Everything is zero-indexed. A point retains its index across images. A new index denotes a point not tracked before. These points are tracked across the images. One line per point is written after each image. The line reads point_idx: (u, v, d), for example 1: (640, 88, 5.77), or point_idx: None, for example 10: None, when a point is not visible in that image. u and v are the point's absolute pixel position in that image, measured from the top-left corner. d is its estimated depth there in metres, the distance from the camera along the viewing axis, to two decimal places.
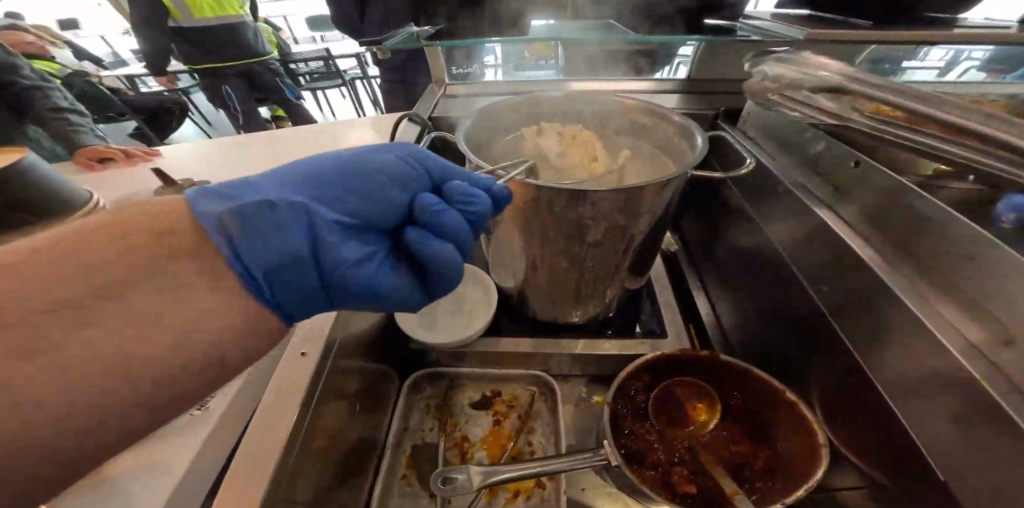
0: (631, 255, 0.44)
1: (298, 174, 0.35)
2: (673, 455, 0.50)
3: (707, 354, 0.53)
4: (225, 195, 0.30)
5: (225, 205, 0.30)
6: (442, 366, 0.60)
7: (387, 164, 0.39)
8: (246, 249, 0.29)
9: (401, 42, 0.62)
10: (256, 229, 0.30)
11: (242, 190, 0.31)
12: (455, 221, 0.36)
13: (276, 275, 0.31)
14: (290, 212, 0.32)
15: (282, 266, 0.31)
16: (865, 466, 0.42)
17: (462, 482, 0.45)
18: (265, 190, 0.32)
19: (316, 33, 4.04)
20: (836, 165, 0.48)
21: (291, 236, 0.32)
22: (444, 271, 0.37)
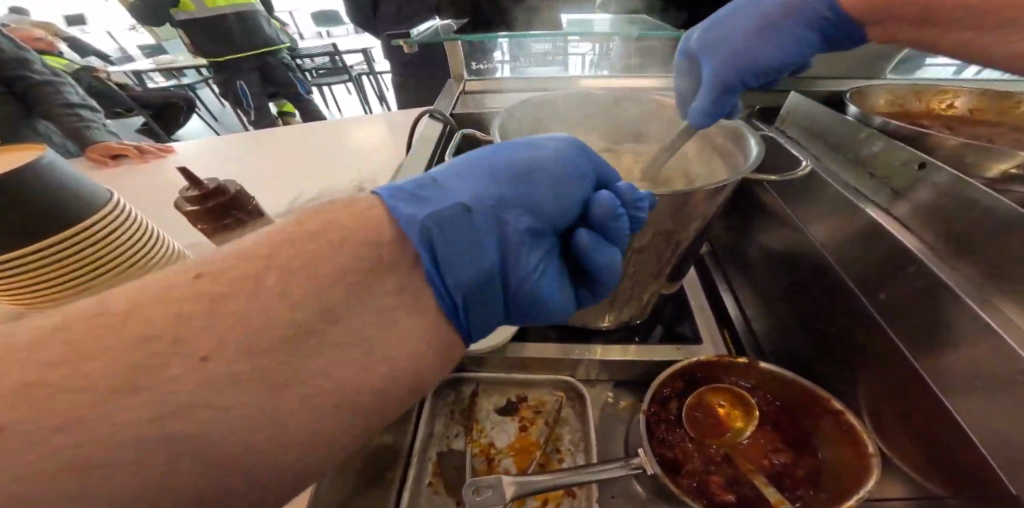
0: (673, 260, 0.42)
1: (493, 171, 0.35)
2: (711, 463, 0.48)
3: (743, 362, 0.51)
4: (422, 198, 0.30)
5: (420, 209, 0.29)
6: (466, 371, 0.59)
7: (559, 158, 0.37)
8: (449, 267, 0.29)
9: (424, 36, 0.60)
10: (450, 237, 0.29)
11: (432, 191, 0.31)
12: (627, 226, 0.33)
13: (478, 292, 0.30)
14: (481, 218, 0.31)
15: (474, 287, 0.30)
16: (926, 482, 0.40)
17: (496, 492, 0.43)
18: (458, 193, 0.32)
19: (322, 29, 4.01)
20: (892, 165, 0.46)
21: (485, 247, 0.31)
22: (610, 279, 0.34)
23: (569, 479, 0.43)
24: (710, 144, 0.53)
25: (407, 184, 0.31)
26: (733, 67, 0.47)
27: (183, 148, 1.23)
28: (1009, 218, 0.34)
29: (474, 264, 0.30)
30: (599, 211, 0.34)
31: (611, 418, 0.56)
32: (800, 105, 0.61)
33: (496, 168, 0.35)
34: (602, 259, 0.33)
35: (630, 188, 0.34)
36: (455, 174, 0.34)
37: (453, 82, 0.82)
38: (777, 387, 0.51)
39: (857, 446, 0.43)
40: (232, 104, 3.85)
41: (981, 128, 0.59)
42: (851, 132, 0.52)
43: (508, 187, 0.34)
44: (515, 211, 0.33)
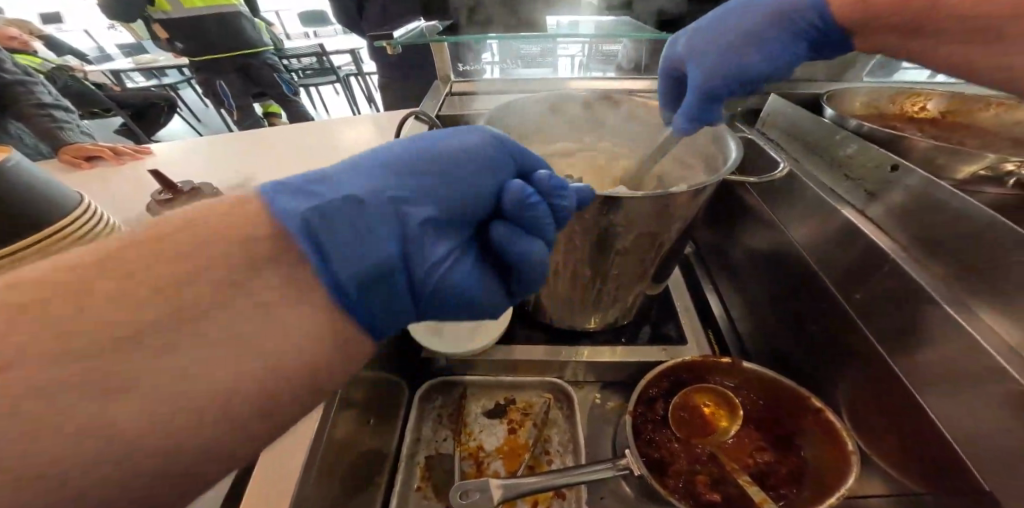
0: (656, 261, 0.42)
1: (403, 163, 0.32)
2: (697, 462, 0.49)
3: (726, 362, 0.52)
4: (309, 192, 0.26)
5: (302, 201, 0.25)
6: (454, 373, 0.58)
7: (476, 148, 0.35)
8: (335, 257, 0.25)
9: (409, 37, 0.59)
10: (332, 229, 0.25)
11: (323, 184, 0.27)
12: (546, 212, 0.33)
13: (367, 292, 0.26)
14: (374, 213, 0.28)
15: (370, 280, 0.26)
16: (904, 478, 0.41)
17: (483, 497, 0.43)
18: (351, 186, 0.28)
19: (309, 28, 3.96)
20: (865, 166, 0.47)
21: (383, 240, 0.28)
22: (535, 270, 0.33)
23: (556, 481, 0.43)
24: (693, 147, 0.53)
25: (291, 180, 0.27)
26: (723, 72, 0.46)
27: (163, 149, 1.20)
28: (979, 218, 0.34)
29: (369, 259, 0.26)
30: (513, 200, 0.33)
31: (599, 419, 0.56)
32: (780, 107, 0.62)
33: (398, 161, 0.32)
34: (521, 247, 0.32)
35: (554, 176, 0.34)
36: (352, 163, 0.31)
37: (439, 84, 0.81)
38: (760, 386, 0.52)
39: (837, 444, 0.44)
40: (216, 104, 3.77)
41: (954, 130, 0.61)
42: (827, 134, 0.53)
43: (412, 182, 0.31)
44: (418, 206, 0.31)
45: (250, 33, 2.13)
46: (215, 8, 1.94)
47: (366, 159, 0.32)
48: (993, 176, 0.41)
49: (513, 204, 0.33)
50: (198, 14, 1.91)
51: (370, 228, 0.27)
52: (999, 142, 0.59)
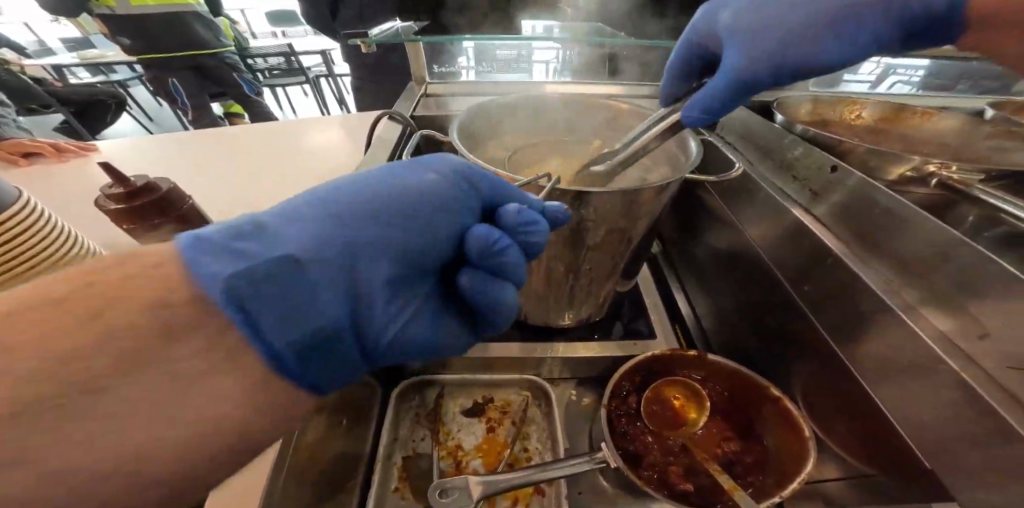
0: (625, 257, 0.44)
1: (352, 212, 0.31)
2: (670, 452, 0.51)
3: (694, 354, 0.54)
4: (236, 251, 0.24)
5: (231, 263, 0.24)
6: (430, 374, 0.58)
7: (430, 192, 0.34)
8: (271, 325, 0.24)
9: (386, 36, 0.59)
10: (272, 292, 0.24)
11: (262, 242, 0.26)
12: (515, 257, 0.33)
13: (312, 357, 0.26)
14: (320, 269, 0.27)
15: (317, 342, 0.26)
16: (852, 456, 0.44)
17: (461, 497, 0.42)
18: (290, 242, 0.27)
19: (277, 28, 3.84)
20: (811, 169, 0.51)
21: (327, 300, 0.27)
22: (502, 313, 0.34)
23: (535, 476, 0.43)
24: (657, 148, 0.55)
25: (227, 230, 0.26)
26: (758, 51, 0.41)
27: (112, 146, 1.13)
28: (915, 217, 0.38)
29: (318, 321, 0.26)
30: (475, 245, 0.32)
31: (576, 416, 0.57)
32: (738, 112, 0.66)
33: (346, 211, 0.31)
34: (488, 290, 0.33)
35: (523, 213, 0.34)
36: (297, 214, 0.30)
37: (415, 85, 0.81)
38: (726, 377, 0.54)
39: (795, 429, 0.46)
40: (172, 103, 3.56)
41: (891, 138, 0.67)
42: (777, 138, 0.57)
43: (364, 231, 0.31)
44: (372, 259, 0.30)
45: (203, 35, 2.02)
46: (170, 7, 1.87)
47: (313, 208, 0.31)
48: (919, 176, 0.46)
49: (476, 249, 0.32)
50: (150, 12, 1.84)
51: (311, 295, 0.26)
52: (930, 149, 0.65)
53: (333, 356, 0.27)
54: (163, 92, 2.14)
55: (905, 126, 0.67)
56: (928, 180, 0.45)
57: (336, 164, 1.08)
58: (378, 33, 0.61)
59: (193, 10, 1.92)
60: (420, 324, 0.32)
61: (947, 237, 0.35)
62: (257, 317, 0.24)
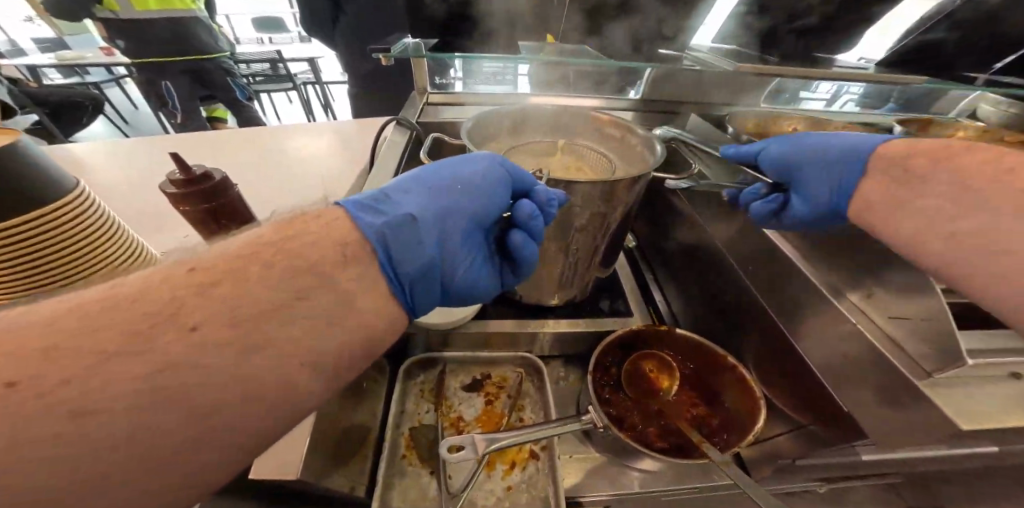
0: (607, 240, 0.52)
1: (435, 190, 0.42)
2: (646, 417, 0.58)
3: (665, 330, 0.62)
4: (374, 211, 0.37)
5: (376, 218, 0.36)
6: (434, 352, 0.64)
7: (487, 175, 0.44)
8: (400, 260, 0.36)
9: (400, 50, 0.66)
10: (396, 242, 0.36)
11: (384, 205, 0.38)
12: (543, 225, 0.43)
13: (419, 286, 0.38)
14: (422, 227, 0.39)
15: (420, 277, 0.37)
16: (793, 411, 0.53)
17: (464, 452, 0.49)
18: (403, 208, 0.39)
19: (263, 35, 3.86)
20: (753, 170, 0.60)
21: (428, 246, 0.39)
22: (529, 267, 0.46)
23: (530, 435, 0.50)
24: (628, 152, 0.61)
25: (366, 197, 0.38)
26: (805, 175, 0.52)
27: (112, 149, 1.15)
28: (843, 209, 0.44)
29: (423, 261, 0.38)
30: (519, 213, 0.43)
31: (565, 390, 0.64)
32: (694, 122, 0.76)
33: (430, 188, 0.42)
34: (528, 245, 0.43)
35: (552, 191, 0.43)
36: (399, 189, 0.41)
37: (416, 95, 0.89)
38: (693, 352, 0.62)
39: (748, 392, 0.55)
40: (148, 107, 3.49)
41: None
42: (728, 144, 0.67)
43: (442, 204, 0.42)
44: (449, 224, 0.41)
45: (208, 37, 2.07)
46: (168, 12, 1.89)
47: (410, 186, 0.42)
48: None
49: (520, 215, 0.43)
50: (152, 17, 1.87)
51: (418, 246, 0.38)
52: None
53: (429, 288, 0.39)
54: (154, 95, 2.13)
55: None
56: None
57: (336, 168, 1.14)
58: (397, 47, 0.68)
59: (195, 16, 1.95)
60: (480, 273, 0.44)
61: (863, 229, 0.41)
62: (391, 253, 0.36)
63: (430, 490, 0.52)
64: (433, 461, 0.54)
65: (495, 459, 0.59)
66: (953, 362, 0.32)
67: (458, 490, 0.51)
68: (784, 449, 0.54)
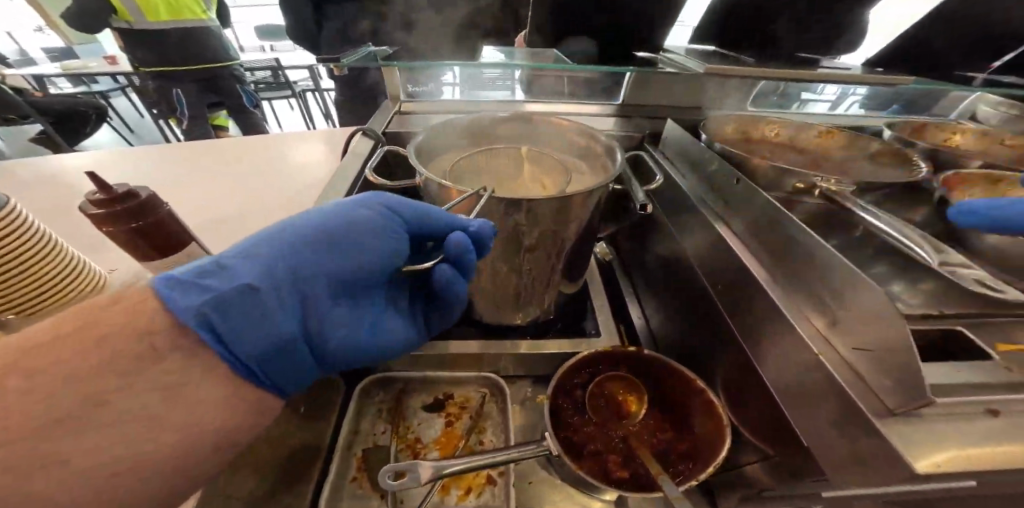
0: (563, 259, 0.49)
1: (296, 249, 0.37)
2: (610, 443, 0.55)
3: (634, 350, 0.59)
4: (200, 286, 0.31)
5: (200, 296, 0.30)
6: (393, 371, 0.61)
7: (370, 227, 0.40)
8: (238, 340, 0.31)
9: (357, 60, 0.64)
10: (235, 319, 0.31)
11: (217, 277, 0.32)
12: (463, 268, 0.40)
13: (271, 363, 0.33)
14: (273, 296, 0.33)
15: (271, 355, 0.33)
16: (760, 442, 0.48)
17: (409, 479, 0.46)
18: (248, 274, 0.33)
19: (267, 43, 3.91)
20: (723, 180, 0.57)
21: (282, 319, 0.34)
22: (456, 306, 0.44)
23: (483, 461, 0.47)
24: (592, 163, 0.58)
25: (192, 268, 0.31)
26: None
27: (96, 160, 1.16)
28: (818, 247, 0.39)
29: (274, 338, 0.33)
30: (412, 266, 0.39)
31: (529, 411, 0.61)
32: (670, 129, 0.72)
33: (289, 245, 0.37)
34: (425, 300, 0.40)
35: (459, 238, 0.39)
36: (250, 251, 0.35)
37: (388, 103, 0.87)
38: (663, 374, 0.59)
39: (716, 419, 0.51)
40: (153, 115, 3.54)
41: None
42: (700, 151, 0.63)
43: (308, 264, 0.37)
44: (314, 288, 0.37)
45: (220, 47, 2.11)
46: (179, 21, 1.92)
47: (264, 246, 0.36)
48: (804, 189, 0.53)
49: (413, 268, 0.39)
50: (163, 27, 1.89)
51: (267, 321, 0.33)
52: None
53: (289, 366, 0.34)
54: (164, 101, 2.13)
55: None
56: (812, 192, 0.52)
57: (314, 178, 1.12)
58: (350, 56, 0.66)
59: (206, 26, 2.00)
60: (359, 337, 0.40)
61: (840, 264, 0.36)
62: (224, 334, 0.30)
63: None
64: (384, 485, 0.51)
65: (451, 483, 0.56)
66: (915, 402, 0.29)
67: None
68: (755, 482, 0.50)
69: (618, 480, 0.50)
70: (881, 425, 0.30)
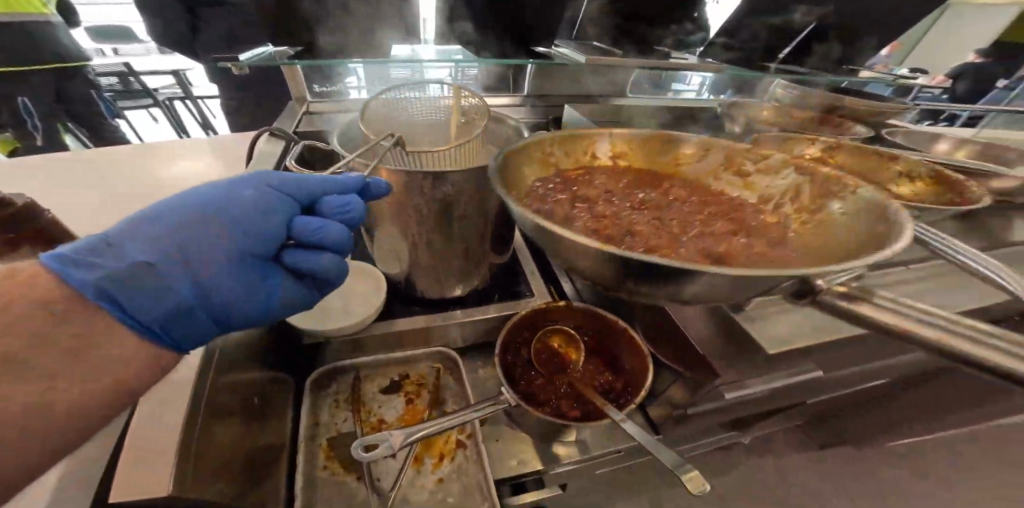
0: (491, 227, 0.56)
1: (187, 225, 0.39)
2: (560, 389, 0.62)
3: (562, 305, 0.67)
4: (92, 263, 0.33)
5: (93, 271, 0.32)
6: (345, 361, 0.62)
7: (260, 199, 0.42)
8: (138, 307, 0.34)
9: (258, 59, 0.63)
10: (135, 288, 0.34)
11: (111, 255, 0.34)
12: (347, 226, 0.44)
13: (175, 324, 0.36)
14: (170, 267, 0.36)
15: (174, 317, 0.35)
16: (675, 364, 0.59)
17: (382, 450, 0.48)
18: (141, 252, 0.35)
19: (108, 45, 3.24)
20: (610, 153, 0.69)
21: (176, 286, 0.36)
22: (337, 276, 0.45)
23: (447, 420, 0.52)
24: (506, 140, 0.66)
25: (82, 246, 0.33)
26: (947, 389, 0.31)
27: None
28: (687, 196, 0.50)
29: (175, 301, 0.35)
30: (301, 233, 0.43)
31: (482, 375, 0.67)
32: (568, 112, 0.83)
33: (180, 224, 0.39)
34: (322, 262, 0.43)
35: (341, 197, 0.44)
36: (138, 230, 0.37)
37: (295, 104, 0.84)
38: (592, 321, 0.69)
39: (639, 349, 0.62)
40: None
41: (684, 128, 0.92)
42: (590, 128, 0.75)
43: (203, 237, 0.39)
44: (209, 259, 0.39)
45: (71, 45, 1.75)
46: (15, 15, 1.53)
47: (154, 224, 0.38)
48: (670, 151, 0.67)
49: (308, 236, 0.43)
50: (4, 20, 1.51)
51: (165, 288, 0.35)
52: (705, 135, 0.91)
53: (201, 324, 0.38)
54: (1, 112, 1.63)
55: (689, 120, 0.94)
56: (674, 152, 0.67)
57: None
58: (251, 55, 0.64)
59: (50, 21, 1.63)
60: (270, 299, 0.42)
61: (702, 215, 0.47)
62: (124, 302, 0.33)
63: (356, 495, 0.52)
64: (357, 467, 0.55)
65: (423, 454, 0.58)
66: None
67: (385, 490, 0.52)
68: (675, 397, 0.61)
69: (571, 417, 0.57)
70: None
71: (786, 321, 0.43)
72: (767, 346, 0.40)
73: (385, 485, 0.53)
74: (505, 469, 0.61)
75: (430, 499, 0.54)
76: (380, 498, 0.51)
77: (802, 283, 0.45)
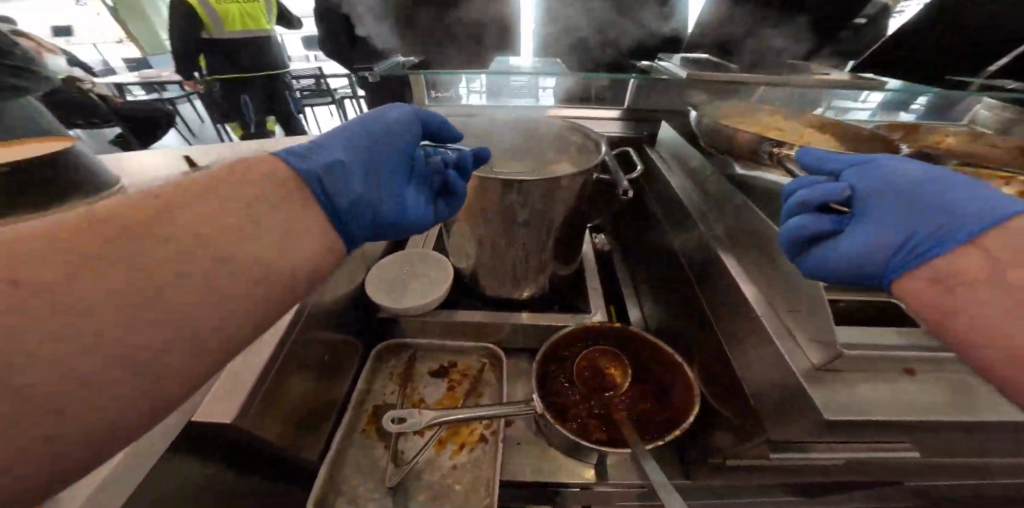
0: (556, 232, 0.55)
1: (354, 146, 0.46)
2: (591, 408, 0.55)
3: (621, 325, 0.61)
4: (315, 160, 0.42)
5: (308, 162, 0.41)
6: (406, 338, 0.70)
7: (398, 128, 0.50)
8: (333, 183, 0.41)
9: (387, 69, 0.73)
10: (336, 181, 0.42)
11: (315, 154, 0.42)
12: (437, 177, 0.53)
13: (358, 217, 0.43)
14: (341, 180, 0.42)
15: (356, 205, 0.43)
16: (726, 410, 0.47)
17: (406, 423, 0.53)
18: (331, 154, 0.43)
19: (311, 53, 4.14)
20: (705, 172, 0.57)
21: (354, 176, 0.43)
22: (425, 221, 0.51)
23: (474, 414, 0.53)
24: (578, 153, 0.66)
25: (301, 148, 0.43)
26: None
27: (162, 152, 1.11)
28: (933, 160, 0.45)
29: (359, 191, 0.43)
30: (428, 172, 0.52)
31: (524, 384, 0.66)
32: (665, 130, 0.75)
33: (370, 168, 0.46)
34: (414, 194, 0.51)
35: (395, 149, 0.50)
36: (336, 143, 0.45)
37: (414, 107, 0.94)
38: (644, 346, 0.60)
39: (689, 391, 0.52)
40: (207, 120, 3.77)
41: None
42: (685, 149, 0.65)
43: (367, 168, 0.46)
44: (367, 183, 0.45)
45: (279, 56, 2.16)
46: (252, 32, 2.01)
47: (352, 143, 0.46)
48: None
49: (338, 183, 0.42)
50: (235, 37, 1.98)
51: (383, 177, 0.47)
52: None
53: (390, 206, 0.47)
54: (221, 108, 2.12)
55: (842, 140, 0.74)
56: None
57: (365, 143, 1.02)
58: (382, 66, 0.75)
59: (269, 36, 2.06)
60: (413, 204, 0.50)
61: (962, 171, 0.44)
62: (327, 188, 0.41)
63: (381, 461, 0.58)
64: (388, 436, 0.60)
65: (448, 439, 0.62)
66: (830, 355, 0.31)
67: (405, 462, 0.57)
68: (720, 448, 0.48)
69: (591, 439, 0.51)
70: (806, 382, 0.32)
71: (883, 399, 0.32)
72: (829, 414, 0.30)
73: (405, 458, 0.58)
74: (517, 477, 0.59)
75: (442, 482, 0.57)
76: (399, 468, 0.56)
77: (917, 353, 0.33)
